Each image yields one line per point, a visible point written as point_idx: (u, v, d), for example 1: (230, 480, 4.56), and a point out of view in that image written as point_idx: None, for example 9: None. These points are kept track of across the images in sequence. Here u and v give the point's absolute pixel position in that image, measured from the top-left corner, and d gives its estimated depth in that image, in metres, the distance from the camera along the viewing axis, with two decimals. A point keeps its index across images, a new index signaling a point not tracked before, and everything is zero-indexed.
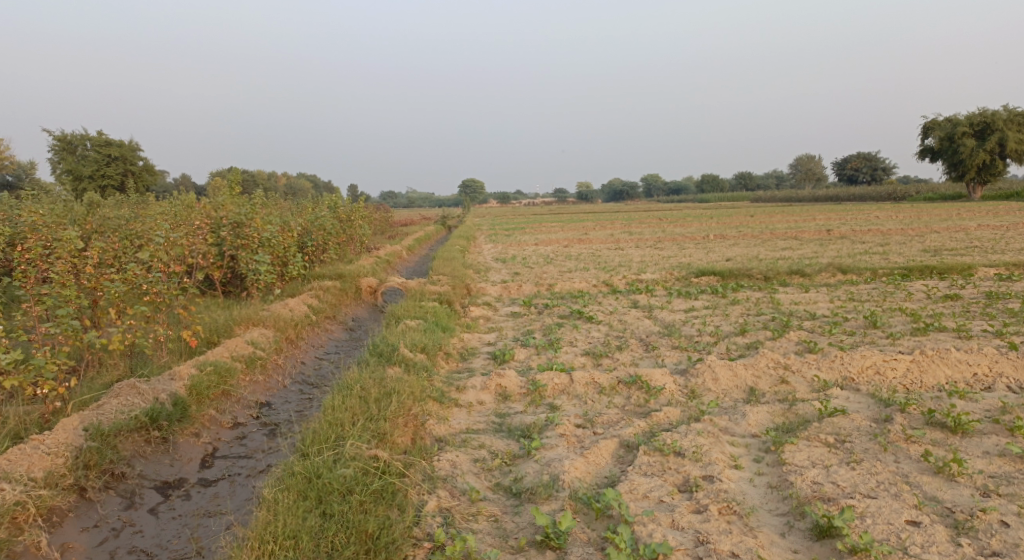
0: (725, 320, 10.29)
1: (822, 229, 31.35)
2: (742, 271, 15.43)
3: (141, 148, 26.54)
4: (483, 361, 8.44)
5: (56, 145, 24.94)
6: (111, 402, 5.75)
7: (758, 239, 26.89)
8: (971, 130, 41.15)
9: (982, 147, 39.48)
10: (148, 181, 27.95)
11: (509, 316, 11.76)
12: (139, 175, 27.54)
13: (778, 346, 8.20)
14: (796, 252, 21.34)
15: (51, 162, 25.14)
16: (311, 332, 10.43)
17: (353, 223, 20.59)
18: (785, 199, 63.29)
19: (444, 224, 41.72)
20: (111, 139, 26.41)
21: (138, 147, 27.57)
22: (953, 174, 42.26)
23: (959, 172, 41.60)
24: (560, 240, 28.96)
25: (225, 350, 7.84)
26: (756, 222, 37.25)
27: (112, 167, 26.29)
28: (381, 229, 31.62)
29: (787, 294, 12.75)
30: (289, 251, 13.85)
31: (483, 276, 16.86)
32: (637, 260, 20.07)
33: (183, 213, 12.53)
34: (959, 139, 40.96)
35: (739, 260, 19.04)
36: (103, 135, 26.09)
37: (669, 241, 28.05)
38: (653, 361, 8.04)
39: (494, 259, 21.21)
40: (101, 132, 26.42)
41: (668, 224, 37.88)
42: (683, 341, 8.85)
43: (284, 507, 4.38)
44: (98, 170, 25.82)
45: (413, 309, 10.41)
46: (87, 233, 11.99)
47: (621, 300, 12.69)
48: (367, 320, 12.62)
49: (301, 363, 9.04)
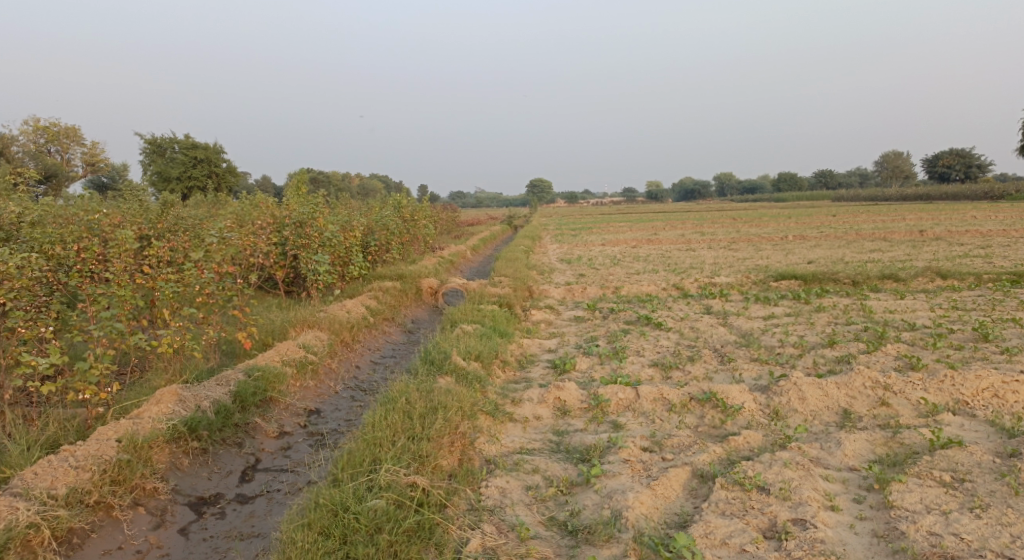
0: (810, 330, 9.40)
1: (913, 230, 29.31)
2: (827, 275, 14.33)
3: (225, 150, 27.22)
4: (542, 370, 7.89)
5: (147, 148, 25.84)
6: (149, 410, 5.45)
7: (843, 241, 25.32)
8: None
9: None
10: (230, 182, 28.70)
11: (572, 320, 11.16)
12: (222, 176, 28.29)
13: (873, 363, 7.32)
14: (886, 254, 19.87)
15: (142, 164, 26.05)
16: (368, 335, 10.11)
17: (419, 223, 20.39)
18: (869, 198, 60.09)
19: (512, 223, 41.34)
20: (197, 142, 27.17)
21: (222, 149, 28.31)
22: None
23: None
24: (629, 240, 28.08)
25: (276, 354, 7.52)
26: (839, 221, 35.32)
27: (198, 169, 27.05)
28: (448, 229, 31.51)
29: (878, 301, 11.67)
30: (350, 250, 13.63)
31: (547, 277, 16.30)
32: (711, 262, 19.10)
33: (248, 211, 12.45)
34: None
35: (822, 264, 17.84)
36: (190, 138, 26.89)
37: (746, 241, 26.80)
38: (729, 375, 7.29)
39: (560, 260, 20.60)
40: (188, 135, 27.22)
41: (744, 224, 36.37)
42: (763, 353, 8.05)
43: (301, 551, 4.02)
44: (185, 172, 26.62)
45: (471, 313, 9.95)
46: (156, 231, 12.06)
47: (694, 305, 11.90)
48: (426, 322, 12.25)
49: (356, 367, 8.70)
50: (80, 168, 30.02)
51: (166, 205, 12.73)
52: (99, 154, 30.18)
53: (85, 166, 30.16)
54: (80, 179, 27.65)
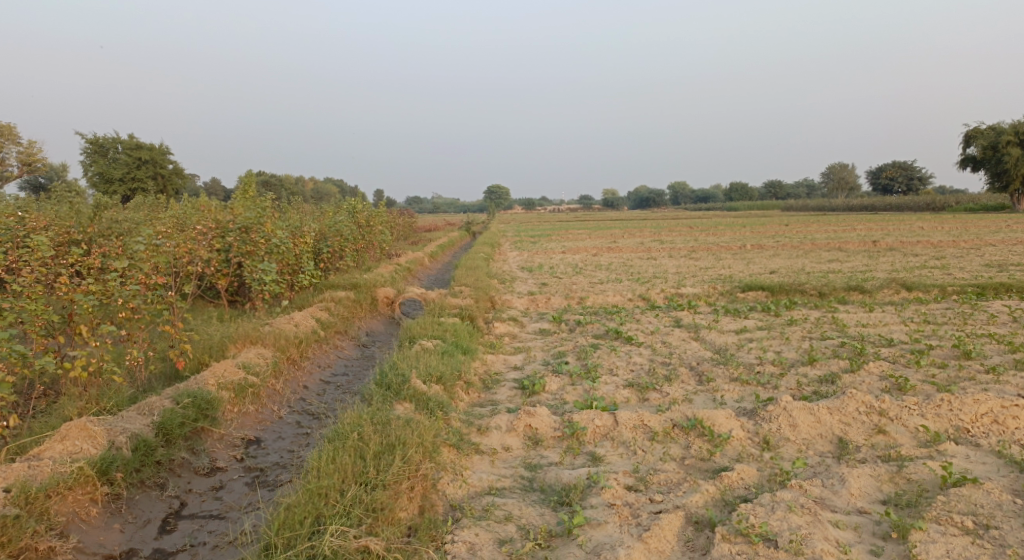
0: (787, 346, 9.00)
1: (865, 240, 29.69)
2: (793, 285, 14.08)
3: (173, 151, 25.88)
4: (509, 392, 7.27)
5: (87, 148, 24.35)
6: (52, 449, 4.71)
7: (800, 251, 25.39)
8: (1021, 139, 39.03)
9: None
10: (178, 185, 27.36)
11: (537, 334, 10.58)
12: (169, 179, 26.95)
13: (860, 384, 6.91)
14: (846, 264, 19.91)
15: (82, 166, 24.57)
16: (319, 351, 9.33)
17: (374, 229, 19.56)
18: (818, 209, 61.39)
19: (469, 230, 40.67)
20: (143, 142, 25.77)
21: (169, 150, 26.95)
22: (998, 184, 40.29)
23: (1005, 183, 39.71)
24: (589, 248, 27.70)
25: (211, 376, 6.72)
26: (792, 231, 35.71)
27: (143, 171, 25.65)
28: (405, 235, 30.73)
29: (848, 314, 11.39)
30: (300, 257, 12.78)
31: (508, 287, 15.69)
32: (673, 272, 18.78)
33: (189, 215, 11.51)
34: (1004, 148, 39.01)
35: (785, 274, 17.66)
36: (135, 138, 25.50)
37: (705, 250, 26.71)
38: (710, 398, 6.79)
39: (520, 268, 20.03)
40: (133, 135, 25.80)
41: (701, 232, 36.48)
42: (743, 372, 7.57)
43: None
44: (129, 174, 25.24)
45: (430, 327, 9.25)
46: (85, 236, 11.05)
47: (663, 318, 11.43)
48: (382, 335, 11.52)
49: (304, 389, 7.94)
50: (15, 169, 28.26)
51: (100, 207, 11.74)
52: (35, 154, 28.48)
53: (19, 165, 28.32)
54: (13, 180, 25.94)
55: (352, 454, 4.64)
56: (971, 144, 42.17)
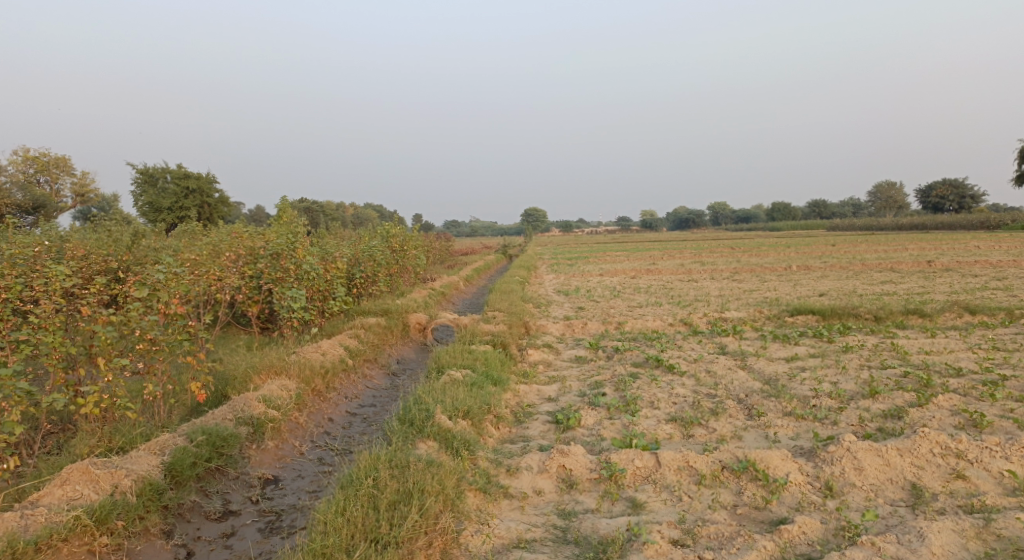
0: (843, 376, 8.35)
1: (918, 260, 28.46)
2: (846, 309, 13.32)
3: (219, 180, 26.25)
4: (542, 426, 6.81)
5: (138, 178, 24.82)
6: (51, 494, 4.52)
7: (848, 272, 24.40)
8: None
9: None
10: (223, 213, 27.69)
11: (573, 362, 10.11)
12: (214, 207, 27.31)
13: (930, 420, 6.26)
14: (900, 286, 18.95)
15: (132, 195, 25.07)
16: (346, 381, 8.99)
17: (409, 253, 19.35)
18: (864, 228, 59.62)
19: (506, 253, 40.44)
20: (190, 172, 26.21)
21: (215, 179, 27.35)
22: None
23: None
24: (627, 271, 27.09)
25: (230, 411, 6.41)
26: (840, 251, 34.51)
27: (190, 200, 26.06)
28: (442, 259, 30.57)
29: (908, 340, 10.63)
30: (331, 283, 12.57)
31: (544, 311, 15.24)
32: (715, 295, 18.10)
33: (221, 242, 11.39)
34: None
35: (835, 296, 16.84)
36: (183, 168, 25.97)
37: (749, 271, 25.87)
38: (761, 436, 6.24)
39: (556, 292, 19.59)
40: (180, 165, 26.26)
41: (744, 253, 35.53)
42: (797, 406, 6.98)
43: None
44: (177, 203, 25.66)
45: (460, 355, 8.85)
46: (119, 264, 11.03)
47: (706, 344, 10.84)
48: (413, 363, 11.17)
49: (328, 423, 7.59)
50: (69, 199, 29.02)
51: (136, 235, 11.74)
52: (88, 183, 29.20)
53: (74, 195, 29.07)
54: (66, 210, 26.60)
55: (365, 505, 4.36)
56: None
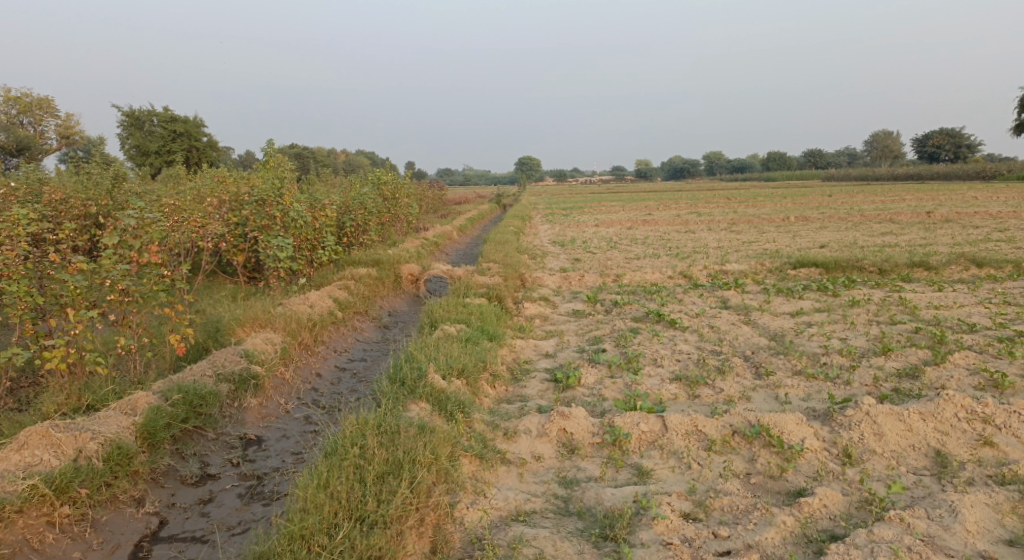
0: (852, 333, 8.02)
1: (917, 211, 28.06)
2: (849, 261, 12.96)
3: (207, 123, 25.38)
4: (540, 385, 6.48)
5: (123, 121, 23.99)
6: (9, 461, 4.16)
7: (847, 223, 23.98)
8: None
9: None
10: (213, 157, 26.89)
11: (571, 315, 9.76)
12: (204, 151, 26.48)
13: (949, 381, 5.95)
14: (902, 238, 18.59)
15: (118, 138, 24.24)
16: (335, 334, 8.61)
17: (401, 201, 18.80)
18: (860, 179, 59.05)
19: (500, 202, 39.79)
20: (177, 114, 25.32)
21: (203, 123, 26.49)
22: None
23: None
24: (623, 221, 26.61)
25: (209, 366, 6.00)
26: (837, 202, 34.05)
27: (178, 143, 25.24)
28: (434, 208, 29.99)
29: (916, 294, 10.30)
30: (320, 232, 12.07)
31: (540, 263, 14.84)
32: (714, 246, 17.70)
33: (204, 187, 10.83)
34: None
35: (836, 248, 16.46)
36: (170, 110, 25.08)
37: (746, 222, 25.45)
38: (771, 396, 5.93)
39: (552, 243, 19.15)
40: (167, 107, 25.34)
41: (740, 204, 35.05)
42: (807, 365, 6.65)
43: None
44: (164, 146, 24.86)
45: (454, 309, 8.46)
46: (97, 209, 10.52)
47: (707, 298, 10.49)
48: (406, 316, 10.79)
49: (316, 378, 7.24)
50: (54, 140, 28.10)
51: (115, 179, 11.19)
52: (72, 125, 28.23)
53: (58, 138, 28.18)
54: (51, 152, 25.78)
55: (350, 478, 4.04)
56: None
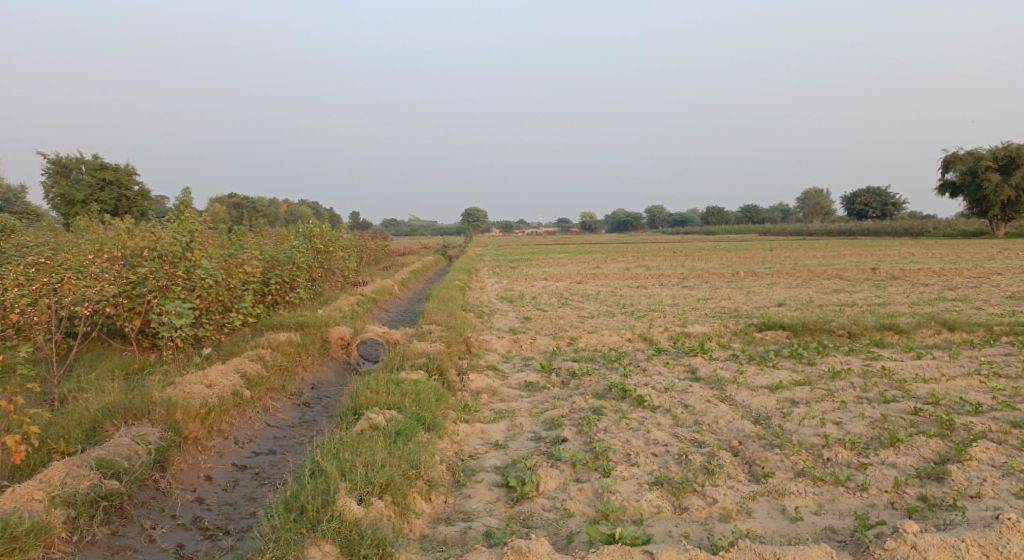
0: (846, 414, 6.98)
1: (860, 267, 28.06)
2: (816, 322, 12.12)
3: (139, 171, 23.50)
4: (488, 493, 5.17)
5: (48, 166, 21.98)
6: None
7: (797, 279, 23.59)
8: (995, 165, 38.23)
9: (1007, 182, 36.56)
10: (144, 206, 24.89)
11: (523, 389, 8.50)
12: (135, 200, 24.52)
13: (984, 487, 4.96)
14: (857, 296, 18.10)
15: (41, 186, 22.21)
16: (239, 420, 7.13)
17: (336, 254, 17.35)
18: (796, 234, 60.45)
19: (445, 254, 38.55)
20: (108, 162, 23.38)
21: (135, 170, 24.58)
22: (976, 211, 39.33)
23: (982, 209, 38.78)
24: (571, 275, 25.67)
25: (42, 484, 4.60)
26: (781, 257, 34.07)
27: (107, 191, 23.25)
28: (376, 260, 28.56)
29: (896, 362, 9.43)
30: (236, 291, 10.54)
31: (486, 323, 13.57)
32: (668, 304, 16.78)
33: (96, 239, 9.31)
34: (981, 175, 38.16)
35: (795, 308, 15.72)
36: (100, 157, 23.15)
37: (696, 278, 24.82)
38: (776, 509, 4.81)
39: (499, 299, 17.92)
40: (97, 154, 23.42)
41: (687, 258, 34.68)
42: (809, 461, 5.55)
43: None
44: (92, 195, 22.79)
45: (384, 389, 7.08)
46: None
47: (673, 367, 9.38)
48: (331, 389, 9.32)
49: (202, 485, 5.83)
50: None
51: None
52: None
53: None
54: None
55: None
56: (951, 170, 41.14)
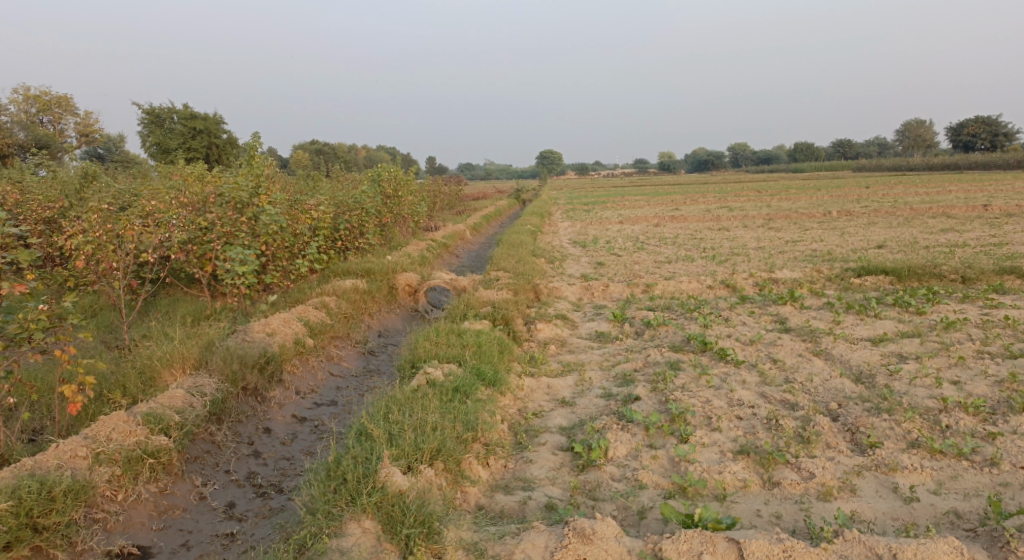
0: (965, 372, 6.09)
1: (969, 203, 25.62)
2: (923, 266, 10.90)
3: (225, 119, 23.74)
4: (552, 456, 4.71)
5: (142, 119, 22.53)
6: None
7: (897, 219, 21.70)
8: None
9: None
10: (232, 155, 25.28)
11: (594, 339, 7.96)
12: (223, 148, 24.91)
13: None
14: (968, 236, 16.39)
15: (137, 136, 22.82)
16: (301, 369, 6.81)
17: (407, 199, 17.05)
18: (893, 169, 56.38)
19: (520, 198, 37.89)
20: (196, 111, 23.73)
21: (222, 119, 24.91)
22: None
23: None
24: (649, 217, 24.58)
25: (87, 441, 4.44)
26: (878, 194, 31.58)
27: (198, 140, 23.67)
28: (451, 205, 28.28)
29: (1022, 311, 8.29)
30: (303, 237, 10.30)
31: (557, 269, 12.99)
32: (752, 247, 15.69)
33: (165, 187, 9.19)
34: None
35: (896, 250, 14.36)
36: (189, 107, 23.49)
37: (783, 218, 23.29)
38: (887, 486, 4.15)
39: (573, 243, 17.28)
40: (187, 104, 23.78)
41: (773, 197, 32.71)
42: (924, 428, 4.78)
43: None
44: (184, 144, 23.24)
45: (445, 341, 6.68)
46: (44, 218, 9.07)
47: (760, 317, 8.58)
48: (398, 337, 9.00)
49: (259, 437, 5.56)
50: (72, 139, 26.48)
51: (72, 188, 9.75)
52: (89, 125, 26.76)
53: (75, 136, 26.78)
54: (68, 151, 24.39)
55: None
56: None
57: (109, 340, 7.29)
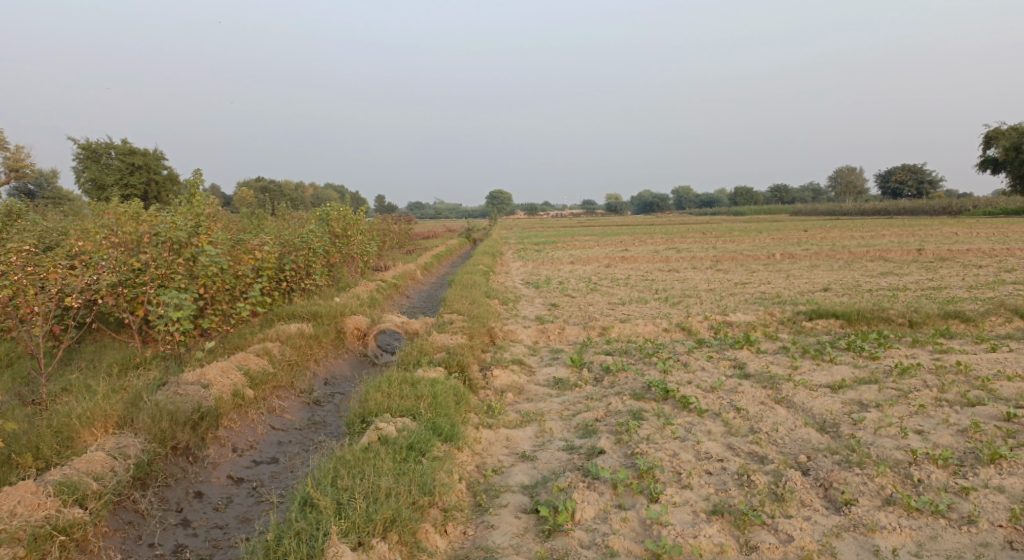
0: (928, 420, 6.03)
1: (902, 247, 26.59)
2: (871, 310, 11.04)
3: (167, 155, 22.96)
4: (516, 520, 4.39)
5: (78, 153, 21.59)
6: None
7: (838, 262, 22.29)
8: None
9: None
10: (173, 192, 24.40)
11: (552, 386, 7.67)
12: (164, 185, 24.04)
13: None
14: (907, 279, 16.86)
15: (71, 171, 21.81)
16: (239, 424, 6.31)
17: (356, 239, 16.61)
18: (829, 214, 58.63)
19: (470, 238, 37.75)
20: (136, 146, 22.90)
21: (163, 155, 24.10)
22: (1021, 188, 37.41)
23: None
24: (599, 258, 24.65)
25: None
26: (817, 237, 32.59)
27: (136, 176, 22.79)
28: (400, 245, 27.87)
29: (971, 356, 8.39)
30: (245, 279, 9.78)
31: (511, 311, 12.72)
32: (703, 289, 15.77)
33: (95, 225, 8.60)
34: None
35: (841, 293, 14.62)
36: (128, 142, 22.65)
37: (730, 260, 23.68)
38: (867, 551, 4.02)
39: (525, 285, 17.08)
40: (126, 138, 22.94)
41: (718, 239, 33.38)
42: (898, 482, 4.65)
43: None
44: (121, 180, 22.30)
45: (398, 392, 6.30)
46: None
47: (718, 362, 8.45)
48: (345, 386, 8.55)
49: (189, 504, 5.08)
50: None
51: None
52: (19, 159, 25.48)
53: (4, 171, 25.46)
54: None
55: None
56: (994, 145, 39.07)
57: (25, 394, 6.64)
